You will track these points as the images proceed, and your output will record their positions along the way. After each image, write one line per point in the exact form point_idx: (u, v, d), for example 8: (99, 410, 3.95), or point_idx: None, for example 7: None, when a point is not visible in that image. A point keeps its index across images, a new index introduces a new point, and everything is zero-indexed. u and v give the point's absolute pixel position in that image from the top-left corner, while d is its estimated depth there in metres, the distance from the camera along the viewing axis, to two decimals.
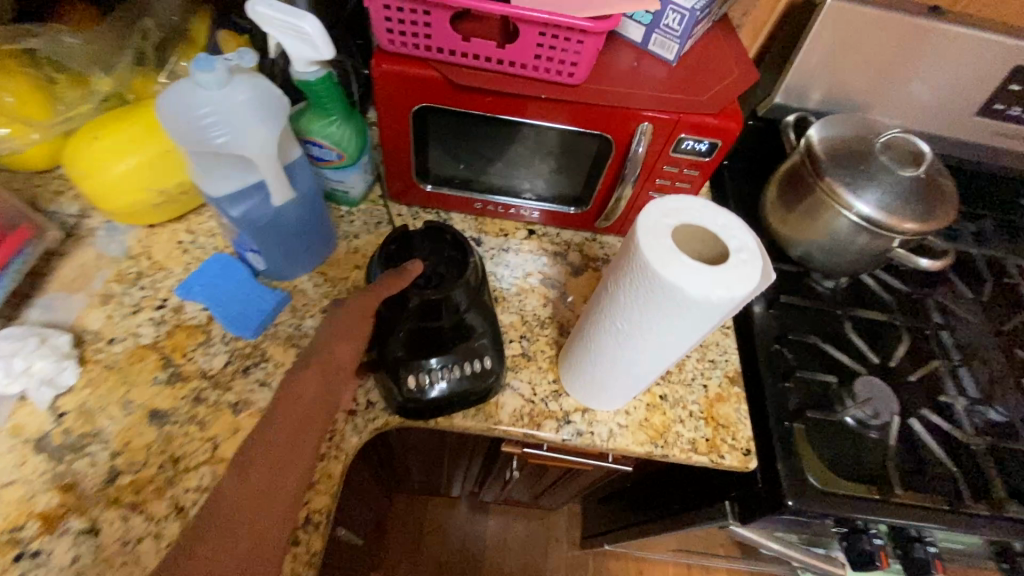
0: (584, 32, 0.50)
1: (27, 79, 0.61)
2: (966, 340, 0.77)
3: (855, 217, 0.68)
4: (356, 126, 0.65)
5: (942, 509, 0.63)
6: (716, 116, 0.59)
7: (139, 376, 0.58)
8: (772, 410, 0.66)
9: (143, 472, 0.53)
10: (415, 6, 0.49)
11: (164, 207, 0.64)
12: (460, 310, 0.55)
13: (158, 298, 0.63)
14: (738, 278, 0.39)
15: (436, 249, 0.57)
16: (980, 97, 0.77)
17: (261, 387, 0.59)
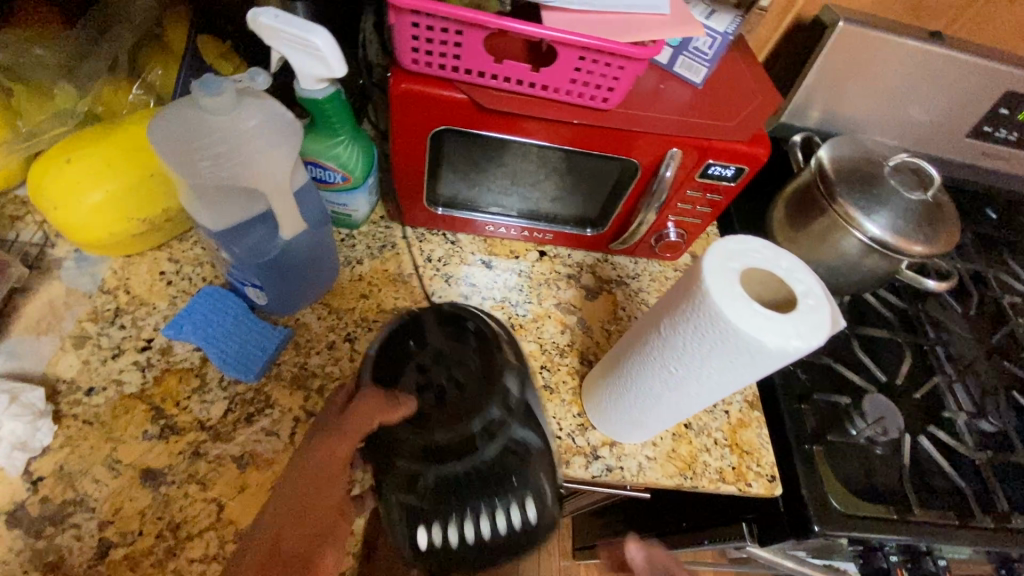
0: (626, 58, 0.48)
1: None
2: (961, 354, 0.80)
3: (866, 238, 0.68)
4: (363, 145, 0.60)
5: (953, 524, 0.65)
6: (745, 143, 0.58)
7: (125, 431, 0.51)
8: (792, 433, 0.66)
9: (139, 544, 0.47)
10: (448, 25, 0.46)
11: (146, 236, 0.58)
12: (489, 432, 0.43)
13: (142, 338, 0.56)
14: (813, 325, 0.38)
15: (456, 344, 0.46)
16: (971, 119, 0.80)
17: (268, 437, 0.53)
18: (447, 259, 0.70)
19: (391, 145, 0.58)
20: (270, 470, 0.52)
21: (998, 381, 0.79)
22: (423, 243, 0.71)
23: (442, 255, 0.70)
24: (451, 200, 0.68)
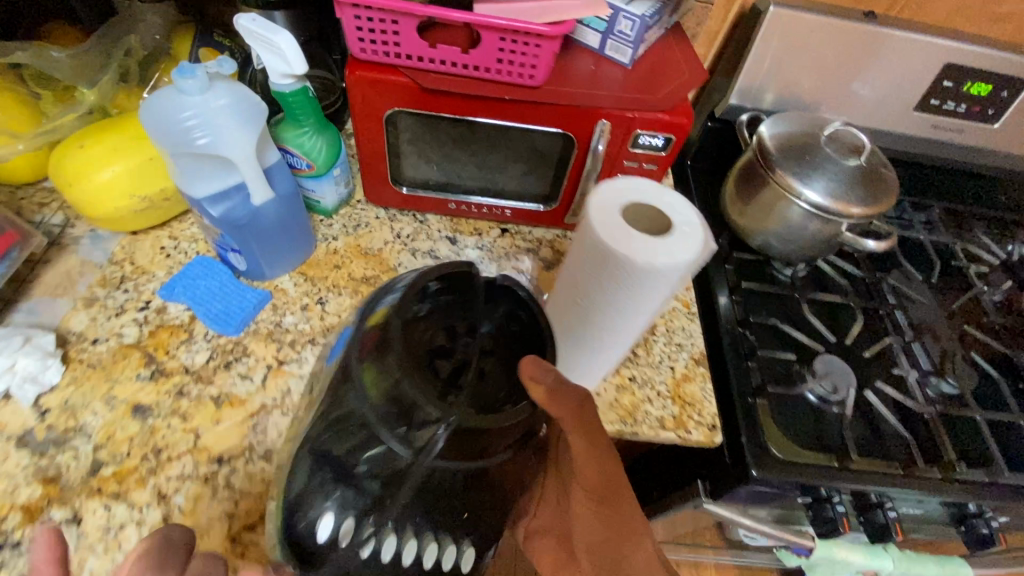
0: (541, 37, 0.55)
1: (14, 94, 0.65)
2: (920, 319, 0.82)
3: (804, 204, 0.73)
4: (330, 138, 0.68)
5: (896, 473, 0.66)
6: (668, 113, 0.63)
7: (122, 373, 0.60)
8: (736, 387, 0.69)
9: (126, 463, 0.55)
10: (384, 16, 0.54)
11: (146, 214, 0.67)
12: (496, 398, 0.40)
13: (142, 301, 0.65)
14: (681, 246, 0.43)
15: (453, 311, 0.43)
16: (916, 93, 0.83)
17: (243, 380, 0.61)
18: (415, 236, 0.78)
19: (354, 130, 0.66)
20: (242, 407, 0.59)
21: (957, 343, 0.80)
22: (394, 222, 0.78)
23: (411, 233, 0.78)
24: (415, 182, 0.76)
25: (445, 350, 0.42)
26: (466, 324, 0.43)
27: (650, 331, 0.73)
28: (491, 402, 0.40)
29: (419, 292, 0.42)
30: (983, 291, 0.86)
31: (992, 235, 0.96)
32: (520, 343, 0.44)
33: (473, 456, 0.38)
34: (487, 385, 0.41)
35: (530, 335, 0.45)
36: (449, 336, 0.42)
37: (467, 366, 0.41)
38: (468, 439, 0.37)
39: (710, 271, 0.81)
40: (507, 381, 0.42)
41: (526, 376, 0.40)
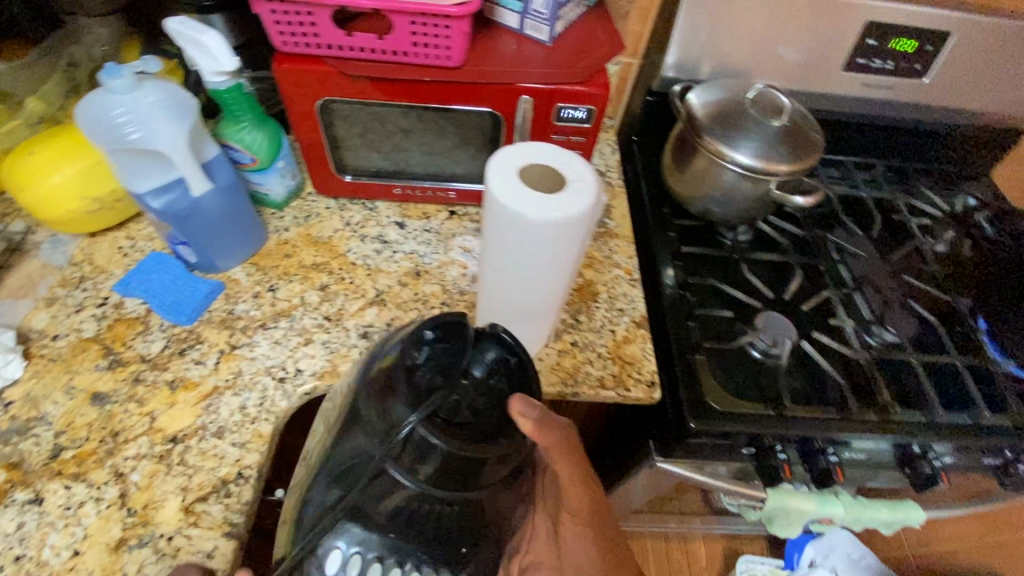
0: (448, 18, 0.58)
1: None
2: (861, 272, 0.84)
3: (733, 167, 0.75)
4: (270, 132, 0.71)
5: (831, 417, 0.68)
6: (586, 84, 0.66)
7: (82, 364, 0.63)
8: (675, 344, 0.72)
9: (85, 446, 0.58)
10: (299, 8, 0.57)
11: (100, 215, 0.70)
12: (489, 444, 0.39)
13: (100, 297, 0.69)
14: (573, 199, 0.46)
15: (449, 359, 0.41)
16: (843, 53, 0.86)
17: (196, 365, 0.64)
18: (364, 223, 0.81)
19: (291, 122, 0.69)
20: (196, 390, 0.63)
21: (898, 293, 0.83)
22: (344, 211, 0.81)
23: (360, 220, 0.81)
24: (360, 170, 0.79)
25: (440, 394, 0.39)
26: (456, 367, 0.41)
27: (593, 298, 0.76)
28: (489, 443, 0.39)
29: (421, 342, 0.41)
30: (925, 243, 0.88)
31: (936, 189, 0.98)
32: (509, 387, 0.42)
33: (463, 488, 0.38)
34: (482, 428, 0.39)
35: (518, 376, 0.43)
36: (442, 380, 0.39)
37: (460, 406, 0.39)
38: (457, 478, 0.37)
39: (653, 238, 0.84)
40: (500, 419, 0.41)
41: (513, 414, 0.40)
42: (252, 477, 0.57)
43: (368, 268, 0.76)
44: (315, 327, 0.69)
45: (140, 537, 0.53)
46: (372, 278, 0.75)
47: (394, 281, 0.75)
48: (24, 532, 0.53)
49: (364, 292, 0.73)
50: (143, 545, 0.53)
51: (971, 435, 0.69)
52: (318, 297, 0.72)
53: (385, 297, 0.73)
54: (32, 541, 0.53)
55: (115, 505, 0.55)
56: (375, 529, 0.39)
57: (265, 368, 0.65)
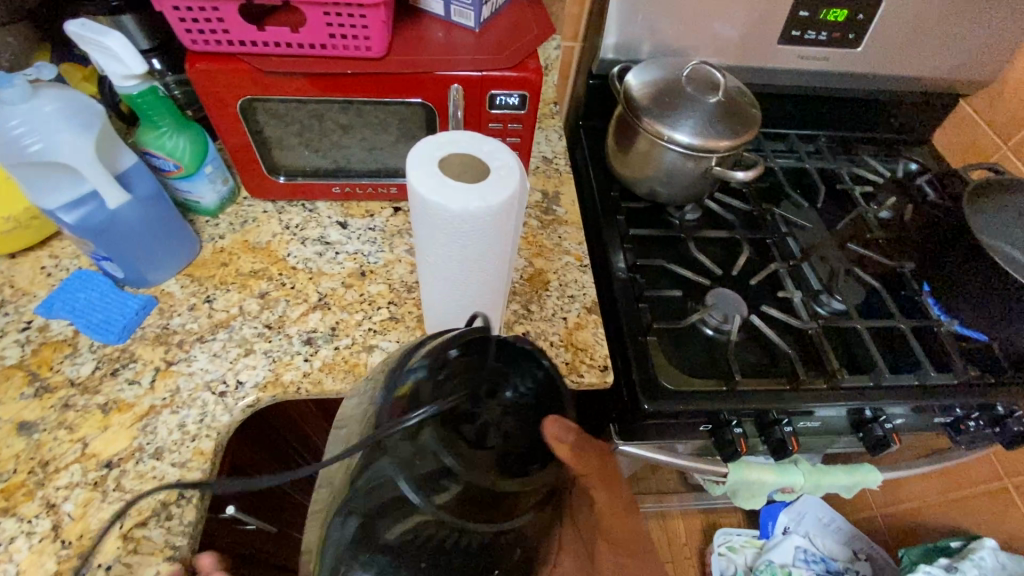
0: (363, 7, 0.56)
1: None
2: (808, 243, 0.85)
3: (674, 146, 0.75)
4: (193, 136, 0.68)
5: (782, 388, 0.69)
6: (517, 70, 0.65)
7: (5, 394, 0.60)
8: (627, 328, 0.72)
9: (12, 480, 0.55)
10: (204, 4, 0.55)
11: (16, 235, 0.66)
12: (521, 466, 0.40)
13: (23, 321, 0.65)
14: (495, 188, 0.44)
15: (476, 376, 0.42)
16: (778, 26, 0.86)
17: (130, 385, 0.61)
18: (305, 225, 0.78)
19: (214, 126, 0.66)
20: (131, 411, 0.60)
21: (845, 261, 0.84)
22: (283, 214, 0.79)
23: (301, 222, 0.78)
24: (295, 170, 0.76)
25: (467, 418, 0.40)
26: (484, 389, 0.42)
27: (544, 287, 0.75)
28: (520, 466, 0.40)
29: (443, 363, 0.43)
30: (869, 210, 0.90)
31: (878, 157, 1.00)
32: (534, 403, 0.43)
33: (489, 515, 0.40)
34: (514, 447, 0.41)
35: (544, 395, 0.43)
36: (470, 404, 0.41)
37: (492, 431, 0.40)
38: (489, 500, 0.39)
39: (602, 223, 0.83)
40: (531, 441, 0.41)
41: (548, 437, 0.41)
42: (194, 496, 0.55)
43: (309, 271, 0.73)
44: (255, 337, 0.66)
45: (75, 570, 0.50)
46: (315, 281, 0.72)
47: (338, 282, 0.73)
48: None
49: (307, 296, 0.71)
50: None
51: (919, 396, 0.70)
52: (258, 305, 0.69)
53: (329, 300, 0.71)
54: None
55: (47, 538, 0.52)
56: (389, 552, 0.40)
57: (205, 383, 0.62)
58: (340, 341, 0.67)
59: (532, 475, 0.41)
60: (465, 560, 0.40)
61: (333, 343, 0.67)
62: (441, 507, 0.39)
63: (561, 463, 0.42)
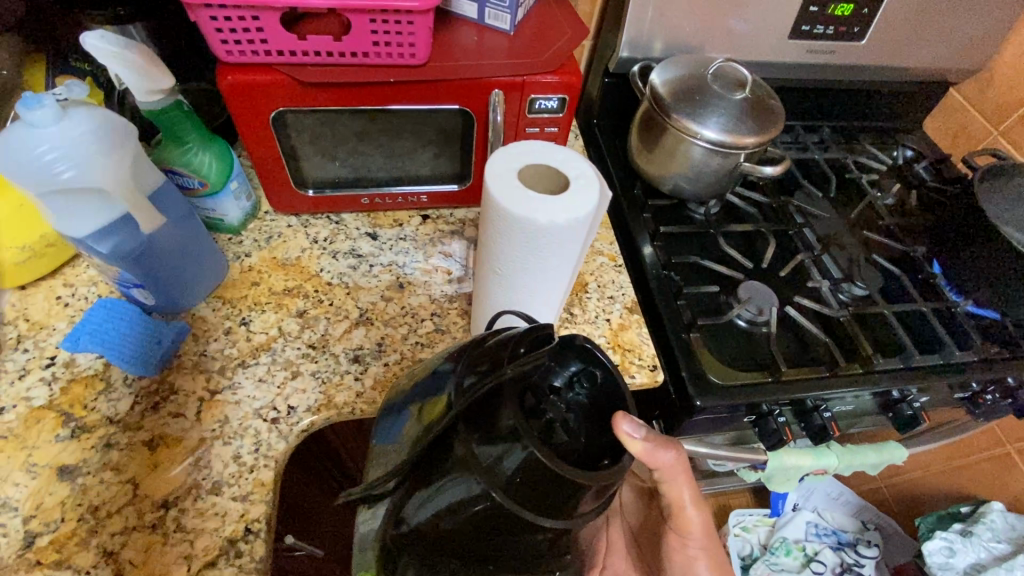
0: (411, 13, 0.54)
1: None
2: (825, 233, 0.88)
3: (704, 143, 0.75)
4: (219, 151, 0.64)
5: (822, 376, 0.71)
6: (557, 73, 0.64)
7: (39, 437, 0.56)
8: (669, 325, 0.72)
9: (62, 529, 0.51)
10: (243, 14, 0.52)
11: (32, 264, 0.62)
12: (590, 461, 0.42)
13: (45, 358, 0.61)
14: (581, 198, 0.44)
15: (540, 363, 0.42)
16: (789, 21, 0.88)
17: (175, 418, 0.58)
18: (334, 238, 0.76)
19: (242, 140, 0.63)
20: (180, 446, 0.57)
21: (860, 248, 0.87)
22: (309, 227, 0.76)
23: (328, 235, 0.76)
24: (322, 182, 0.73)
25: (538, 409, 0.43)
26: (546, 379, 0.45)
27: (583, 289, 0.75)
28: (585, 461, 0.42)
29: (515, 355, 0.40)
30: (876, 198, 0.93)
31: (879, 145, 1.03)
32: (593, 398, 0.46)
33: (551, 507, 0.38)
34: (575, 439, 0.42)
35: (604, 390, 0.45)
36: (537, 396, 0.43)
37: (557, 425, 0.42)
38: (552, 491, 0.38)
39: (630, 221, 0.83)
40: (600, 438, 0.43)
41: (620, 435, 0.42)
42: (262, 530, 0.53)
43: (346, 287, 0.72)
44: (300, 358, 0.65)
45: None
46: (353, 297, 0.71)
47: (377, 296, 0.71)
48: None
49: (348, 313, 0.69)
50: None
51: (945, 374, 0.74)
52: (298, 325, 0.67)
53: (371, 315, 0.69)
54: None
55: None
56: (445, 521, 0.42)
57: (254, 410, 0.60)
58: (388, 358, 0.66)
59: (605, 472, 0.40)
60: (525, 537, 0.40)
61: (381, 360, 0.66)
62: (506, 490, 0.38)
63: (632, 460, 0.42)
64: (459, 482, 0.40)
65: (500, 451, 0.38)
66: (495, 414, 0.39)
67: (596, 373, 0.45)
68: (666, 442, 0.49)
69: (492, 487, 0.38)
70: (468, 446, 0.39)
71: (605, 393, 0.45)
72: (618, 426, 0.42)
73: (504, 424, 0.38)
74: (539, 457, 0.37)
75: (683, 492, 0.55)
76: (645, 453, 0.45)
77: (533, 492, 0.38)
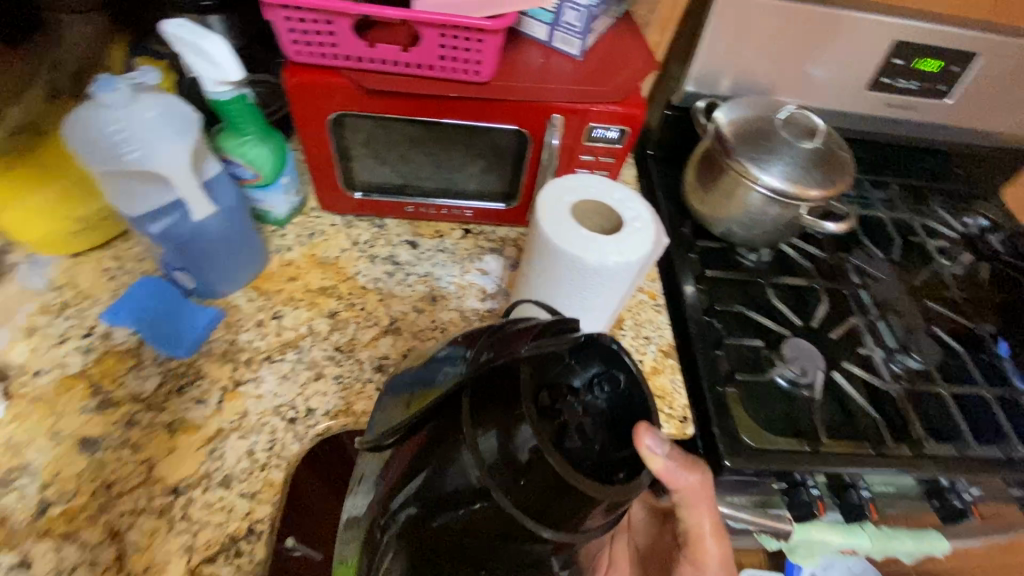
0: (482, 31, 0.54)
1: None
2: (884, 297, 0.83)
3: (764, 190, 0.72)
4: (275, 145, 0.66)
5: (865, 453, 0.66)
6: (620, 103, 0.62)
7: (68, 405, 0.57)
8: (706, 375, 0.69)
9: (75, 501, 0.52)
10: (316, 17, 0.52)
11: (88, 234, 0.65)
12: (607, 473, 0.38)
13: (85, 327, 0.62)
14: (634, 244, 0.42)
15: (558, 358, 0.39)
16: (870, 72, 0.84)
17: (198, 404, 0.59)
18: (374, 242, 0.76)
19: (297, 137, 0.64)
20: (198, 433, 0.57)
21: (921, 318, 0.81)
22: (351, 229, 0.76)
23: (369, 239, 0.76)
24: (370, 186, 0.73)
25: (552, 409, 0.38)
26: (565, 381, 0.40)
27: (619, 326, 0.73)
28: (602, 472, 0.38)
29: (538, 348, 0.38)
30: (943, 266, 0.87)
31: (951, 209, 0.97)
32: (612, 405, 0.41)
33: (558, 522, 0.35)
34: (592, 446, 0.39)
35: (626, 397, 0.41)
36: (552, 395, 0.39)
37: (573, 430, 0.38)
38: (560, 501, 0.35)
39: (675, 258, 0.80)
40: (620, 444, 0.40)
41: (640, 448, 0.39)
42: (264, 531, 0.53)
43: (380, 293, 0.71)
44: (325, 360, 0.64)
45: None
46: (385, 304, 0.70)
47: (409, 307, 0.71)
48: None
49: (378, 320, 0.69)
50: None
51: (1003, 469, 0.68)
52: (328, 326, 0.67)
53: (400, 325, 0.69)
54: None
55: (110, 569, 0.49)
56: (430, 534, 0.38)
57: (273, 407, 0.60)
58: None
59: (621, 486, 0.38)
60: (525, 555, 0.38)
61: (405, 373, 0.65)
62: (509, 494, 0.35)
63: (651, 476, 0.39)
64: (457, 482, 0.37)
65: (506, 454, 0.35)
66: (504, 414, 0.36)
67: (622, 372, 0.41)
68: (693, 466, 0.47)
69: (493, 491, 0.35)
70: (467, 445, 0.36)
71: (628, 394, 0.41)
72: (641, 440, 0.38)
73: (516, 419, 0.35)
74: (547, 462, 0.34)
75: (702, 520, 0.52)
76: (666, 470, 0.42)
77: (540, 501, 0.35)
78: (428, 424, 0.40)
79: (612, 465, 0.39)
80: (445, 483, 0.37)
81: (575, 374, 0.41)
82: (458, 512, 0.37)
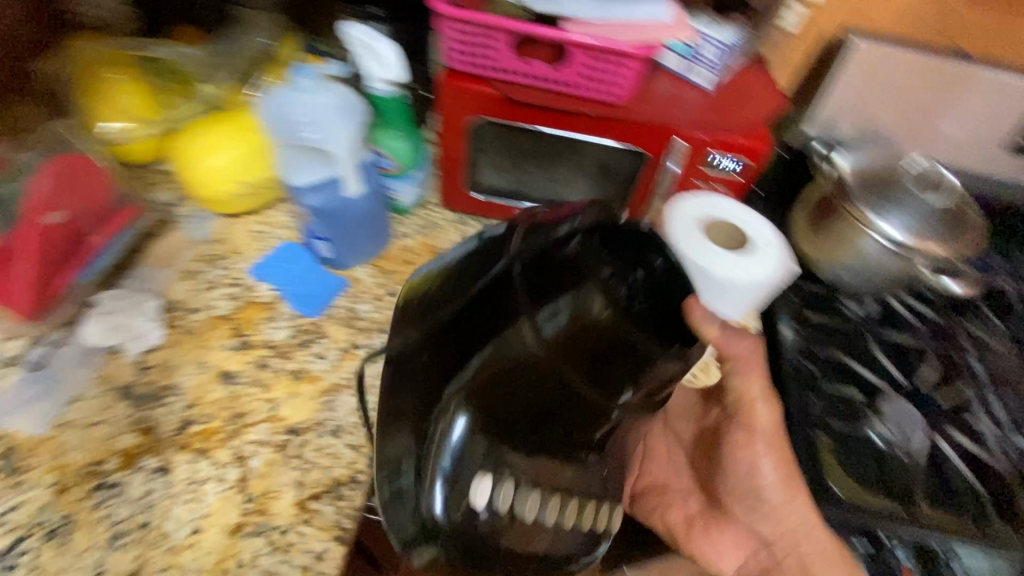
0: (627, 57, 0.58)
1: (140, 81, 0.72)
2: (999, 369, 0.78)
3: (882, 238, 0.71)
4: (414, 141, 0.73)
5: (966, 527, 0.63)
6: (745, 137, 0.64)
7: (214, 341, 0.65)
8: (797, 417, 0.68)
9: (211, 424, 0.59)
10: (480, 32, 0.58)
11: (245, 199, 0.73)
12: (652, 344, 0.47)
13: (234, 277, 0.71)
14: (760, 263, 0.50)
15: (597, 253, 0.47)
16: (1006, 134, 0.81)
17: (318, 359, 0.66)
18: None
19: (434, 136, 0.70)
20: (317, 384, 0.64)
21: None
22: (463, 225, 0.81)
23: None
24: (489, 188, 0.78)
25: (599, 290, 0.47)
26: (606, 269, 0.48)
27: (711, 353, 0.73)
28: (652, 339, 0.48)
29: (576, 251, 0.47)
30: None
31: None
32: (653, 282, 0.48)
33: (616, 386, 0.47)
34: (636, 321, 0.47)
35: (664, 278, 0.48)
36: (593, 277, 0.47)
37: (618, 300, 0.47)
38: (619, 367, 0.47)
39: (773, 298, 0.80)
40: (669, 316, 0.48)
41: (694, 319, 0.46)
42: (364, 482, 0.58)
43: None
44: None
45: (256, 525, 0.54)
46: None
47: None
48: (151, 498, 0.54)
49: None
50: (258, 534, 0.53)
51: None
52: None
53: None
54: (157, 510, 0.53)
55: (234, 489, 0.55)
56: (495, 415, 0.46)
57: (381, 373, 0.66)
58: None
59: (669, 352, 0.48)
60: (584, 426, 0.48)
61: None
62: (574, 371, 0.46)
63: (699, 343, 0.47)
64: (517, 358, 0.46)
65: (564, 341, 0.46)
66: (557, 299, 0.46)
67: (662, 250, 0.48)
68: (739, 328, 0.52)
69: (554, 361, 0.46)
70: (525, 322, 0.46)
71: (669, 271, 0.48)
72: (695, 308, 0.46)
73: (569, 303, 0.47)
74: (591, 323, 0.46)
75: (749, 417, 0.64)
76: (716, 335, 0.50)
77: (597, 364, 0.47)
78: (477, 309, 0.46)
79: (654, 338, 0.48)
80: (508, 350, 0.46)
81: (620, 258, 0.48)
82: (521, 400, 0.46)
